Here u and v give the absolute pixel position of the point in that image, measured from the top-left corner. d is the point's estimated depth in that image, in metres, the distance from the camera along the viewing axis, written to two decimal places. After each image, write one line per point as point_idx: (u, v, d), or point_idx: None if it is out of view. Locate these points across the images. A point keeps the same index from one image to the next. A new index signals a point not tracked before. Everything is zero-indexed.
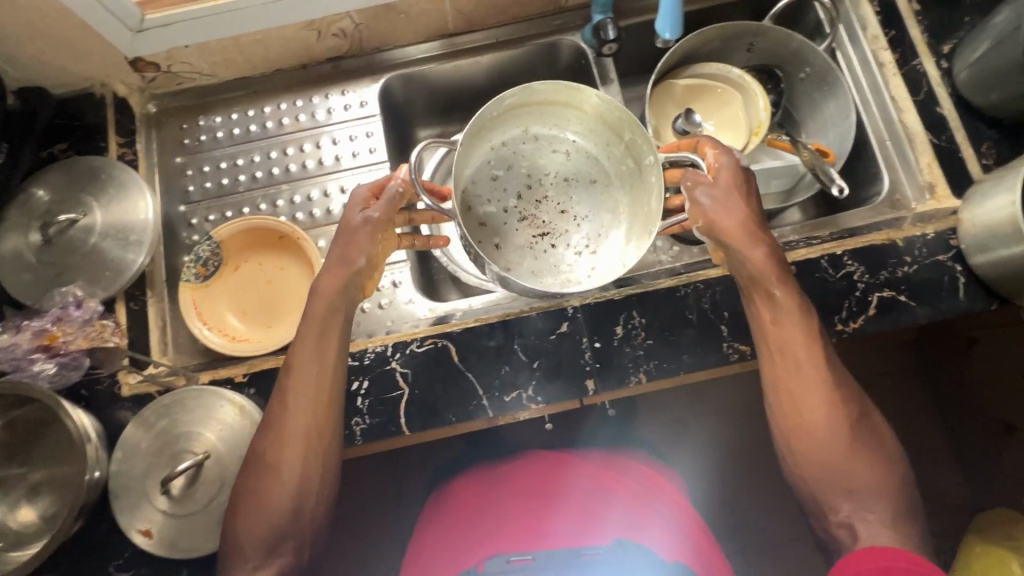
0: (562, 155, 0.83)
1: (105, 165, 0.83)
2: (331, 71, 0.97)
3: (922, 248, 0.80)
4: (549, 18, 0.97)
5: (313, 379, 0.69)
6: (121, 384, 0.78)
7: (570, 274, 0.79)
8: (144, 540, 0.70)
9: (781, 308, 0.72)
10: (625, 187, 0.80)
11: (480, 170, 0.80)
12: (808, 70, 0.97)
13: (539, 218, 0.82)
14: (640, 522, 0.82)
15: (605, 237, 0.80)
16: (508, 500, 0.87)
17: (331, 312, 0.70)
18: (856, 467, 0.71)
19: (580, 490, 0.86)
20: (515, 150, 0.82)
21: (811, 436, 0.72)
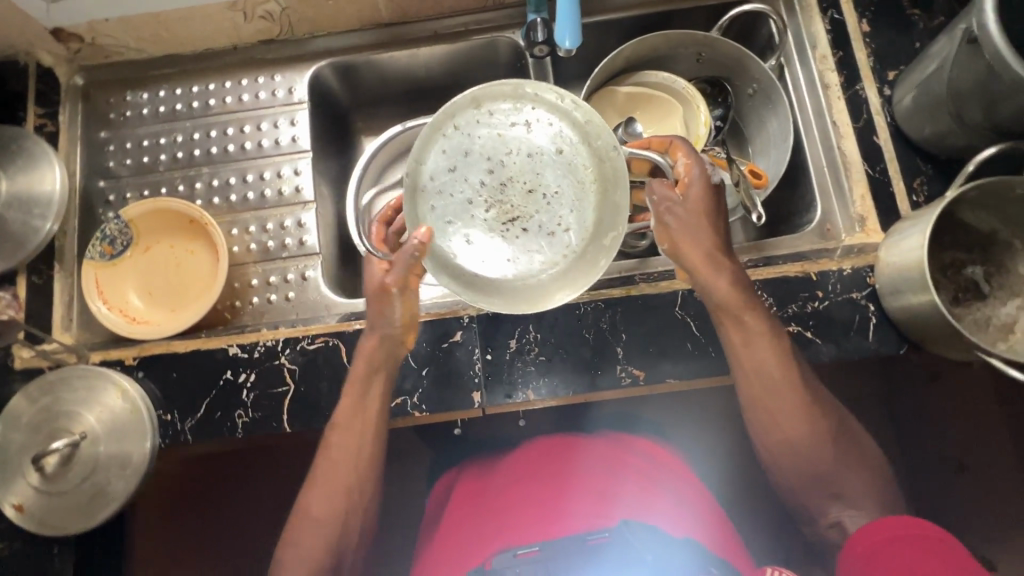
0: (522, 127, 0.71)
1: (16, 135, 0.83)
2: (264, 53, 0.94)
3: (837, 283, 0.77)
4: (489, 13, 0.94)
5: (355, 395, 0.72)
6: (14, 356, 0.78)
7: (547, 262, 0.70)
8: (14, 514, 0.71)
9: (751, 332, 0.70)
10: (595, 155, 0.71)
11: (432, 158, 0.70)
12: (756, 86, 0.93)
13: (507, 203, 0.70)
14: (654, 502, 0.74)
15: (582, 211, 0.70)
16: (512, 487, 0.79)
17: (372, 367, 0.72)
18: (845, 473, 0.71)
19: (590, 468, 0.78)
20: (469, 131, 0.71)
21: (802, 455, 0.72)
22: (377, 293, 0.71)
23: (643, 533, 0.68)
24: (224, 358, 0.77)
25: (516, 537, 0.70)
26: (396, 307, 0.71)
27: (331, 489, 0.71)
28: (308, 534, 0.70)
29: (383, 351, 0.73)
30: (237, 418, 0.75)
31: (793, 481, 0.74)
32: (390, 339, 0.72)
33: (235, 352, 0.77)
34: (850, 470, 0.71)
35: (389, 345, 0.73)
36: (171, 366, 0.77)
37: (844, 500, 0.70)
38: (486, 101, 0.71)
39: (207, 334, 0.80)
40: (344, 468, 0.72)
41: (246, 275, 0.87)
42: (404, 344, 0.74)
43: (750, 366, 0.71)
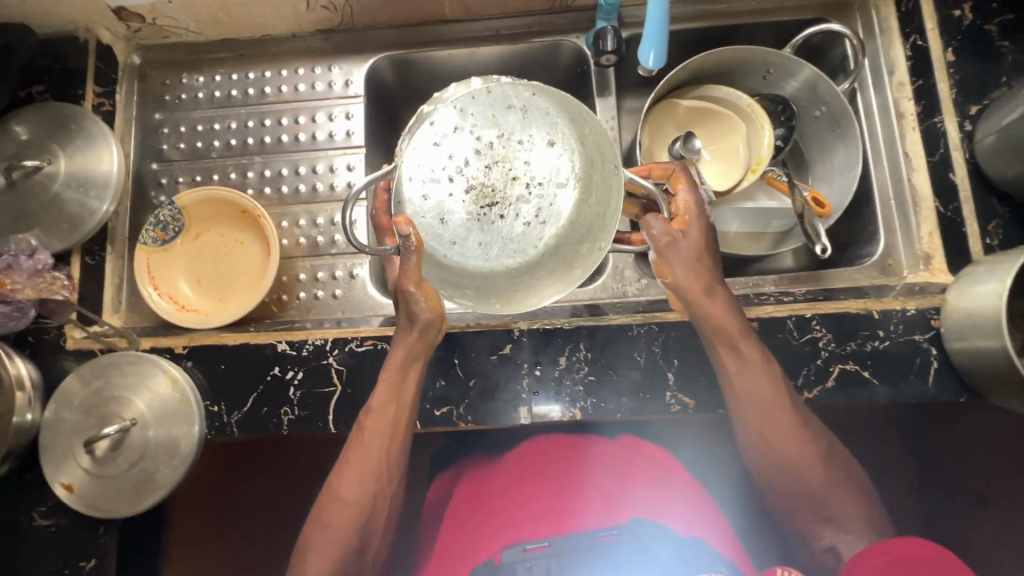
0: (518, 112, 0.72)
1: (75, 114, 0.82)
2: (322, 43, 0.93)
3: (899, 324, 0.74)
4: (554, 16, 0.91)
5: (392, 390, 0.71)
6: (66, 336, 0.78)
7: (517, 250, 0.74)
8: (64, 494, 0.72)
9: (747, 361, 0.69)
10: (585, 157, 0.72)
11: (422, 129, 0.71)
12: (824, 109, 0.90)
13: (487, 187, 0.73)
14: (662, 508, 0.77)
15: (559, 208, 0.74)
16: (519, 481, 0.81)
17: (408, 358, 0.71)
18: (840, 496, 0.69)
19: (597, 471, 0.81)
20: (462, 107, 0.71)
21: (803, 483, 0.70)
22: (400, 290, 0.69)
23: (656, 535, 0.73)
24: (273, 353, 0.77)
25: (529, 530, 0.75)
26: (421, 301, 0.68)
27: (362, 473, 0.70)
28: (339, 515, 0.70)
29: (425, 344, 0.71)
30: (283, 415, 0.75)
31: (777, 496, 0.72)
32: (430, 331, 0.70)
33: (284, 349, 0.77)
34: (842, 492, 0.70)
35: (429, 336, 0.71)
36: (219, 357, 0.77)
37: (835, 522, 0.69)
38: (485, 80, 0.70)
39: (256, 328, 0.81)
40: (368, 460, 0.71)
41: (294, 269, 0.87)
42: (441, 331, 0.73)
43: (743, 392, 0.69)
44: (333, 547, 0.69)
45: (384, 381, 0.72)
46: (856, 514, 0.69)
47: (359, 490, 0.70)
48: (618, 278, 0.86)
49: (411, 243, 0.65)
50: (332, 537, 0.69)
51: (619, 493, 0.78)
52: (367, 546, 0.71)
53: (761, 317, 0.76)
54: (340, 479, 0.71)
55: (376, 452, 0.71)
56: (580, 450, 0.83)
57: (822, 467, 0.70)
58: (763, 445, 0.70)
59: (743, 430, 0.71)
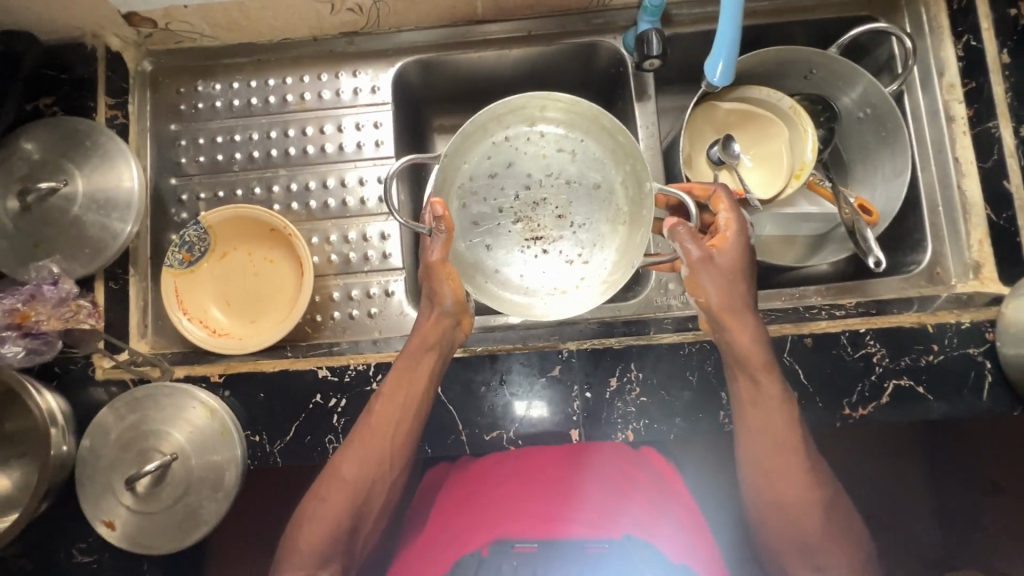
0: (568, 153, 0.77)
1: (89, 129, 0.78)
2: (346, 46, 0.88)
3: (953, 337, 0.74)
4: (590, 15, 0.87)
5: (403, 379, 0.69)
6: (94, 367, 0.76)
7: (557, 284, 0.76)
8: (106, 532, 0.70)
9: (764, 394, 0.67)
10: (629, 198, 0.76)
11: (478, 163, 0.77)
12: (868, 111, 0.87)
13: (534, 221, 0.77)
14: (652, 524, 0.76)
15: (600, 248, 0.76)
16: (514, 479, 0.78)
17: (423, 347, 0.70)
18: (831, 546, 0.68)
19: (600, 482, 0.77)
20: (516, 144, 0.77)
21: (799, 528, 0.68)
22: (427, 273, 0.70)
23: (641, 553, 0.73)
24: (314, 380, 0.74)
25: (518, 527, 0.75)
26: (446, 283, 0.69)
27: (368, 455, 0.68)
28: (336, 492, 0.68)
29: (439, 333, 0.70)
30: (327, 444, 0.73)
31: (768, 535, 0.70)
32: (447, 319, 0.70)
33: (325, 375, 0.74)
34: (833, 547, 0.69)
35: (444, 325, 0.70)
36: (258, 386, 0.75)
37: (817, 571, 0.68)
38: (540, 121, 0.77)
39: (293, 353, 0.78)
40: (372, 447, 0.68)
41: (327, 288, 0.84)
42: (460, 327, 0.72)
43: (753, 425, 0.68)
44: (322, 531, 0.68)
45: (395, 370, 0.70)
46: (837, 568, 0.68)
47: (359, 471, 0.68)
48: (661, 291, 0.83)
49: (443, 225, 0.67)
50: (317, 528, 0.68)
51: (614, 505, 0.77)
52: (355, 538, 0.70)
53: (815, 332, 0.74)
54: (344, 457, 0.69)
55: (382, 443, 0.69)
56: (582, 450, 0.77)
57: (823, 514, 0.68)
58: (771, 488, 0.68)
59: (748, 464, 0.69)
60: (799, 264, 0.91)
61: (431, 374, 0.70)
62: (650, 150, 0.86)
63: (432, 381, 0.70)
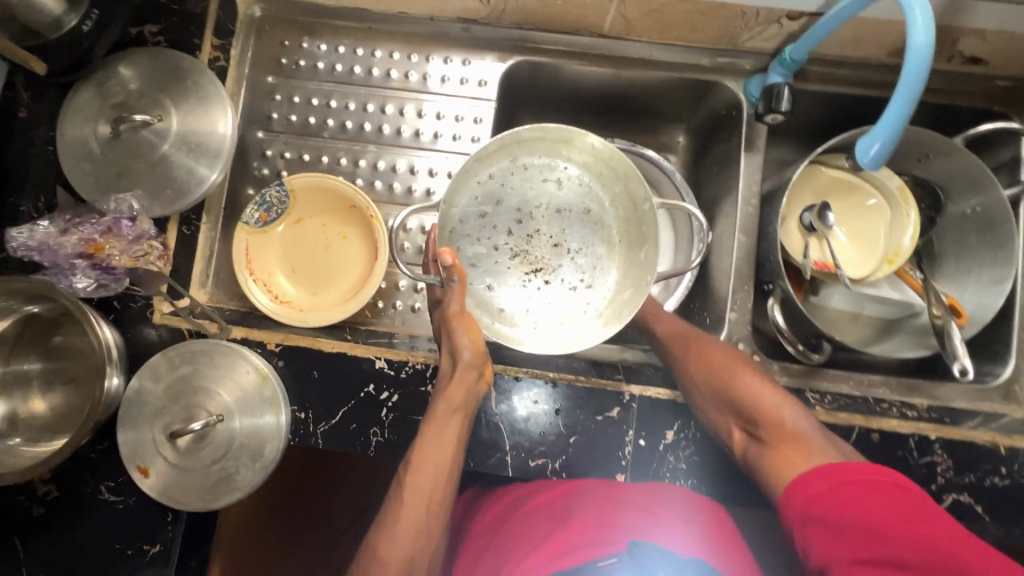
0: (552, 183, 0.78)
1: (191, 68, 0.75)
2: (460, 32, 0.84)
3: (1023, 464, 0.73)
4: (717, 52, 0.83)
5: (434, 441, 0.66)
6: (154, 309, 0.74)
7: (562, 315, 0.76)
8: (141, 480, 0.69)
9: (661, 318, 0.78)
10: (621, 214, 0.77)
11: (465, 203, 0.76)
12: (976, 209, 0.82)
13: (532, 254, 0.77)
14: (657, 526, 0.67)
15: (603, 270, 0.77)
16: (522, 518, 0.72)
17: (454, 408, 0.66)
18: (761, 406, 0.66)
19: (590, 497, 0.70)
20: (501, 181, 0.77)
21: (720, 403, 0.69)
22: (445, 323, 0.70)
23: (656, 560, 0.63)
24: (370, 369, 0.73)
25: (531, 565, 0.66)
26: (463, 332, 0.68)
27: (404, 529, 0.63)
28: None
29: (465, 388, 0.67)
30: (371, 436, 0.71)
31: (701, 409, 0.71)
32: (470, 371, 0.68)
33: (382, 366, 0.73)
34: (752, 387, 0.68)
35: (470, 376, 0.67)
36: (313, 363, 0.73)
37: (751, 418, 0.67)
38: (521, 155, 0.77)
39: (353, 337, 0.76)
40: (407, 515, 0.63)
41: (394, 276, 0.83)
42: (482, 378, 0.70)
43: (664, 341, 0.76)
44: None
45: (425, 430, 0.67)
46: (769, 406, 0.66)
47: (400, 551, 0.61)
48: None
49: (455, 274, 0.67)
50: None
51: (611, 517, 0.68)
52: None
53: (884, 429, 0.73)
54: (385, 538, 0.62)
55: (418, 517, 0.63)
56: (570, 490, 0.71)
57: (741, 373, 0.69)
58: (685, 364, 0.72)
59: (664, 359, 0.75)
60: (866, 346, 0.86)
61: (460, 431, 0.67)
62: (747, 204, 0.83)
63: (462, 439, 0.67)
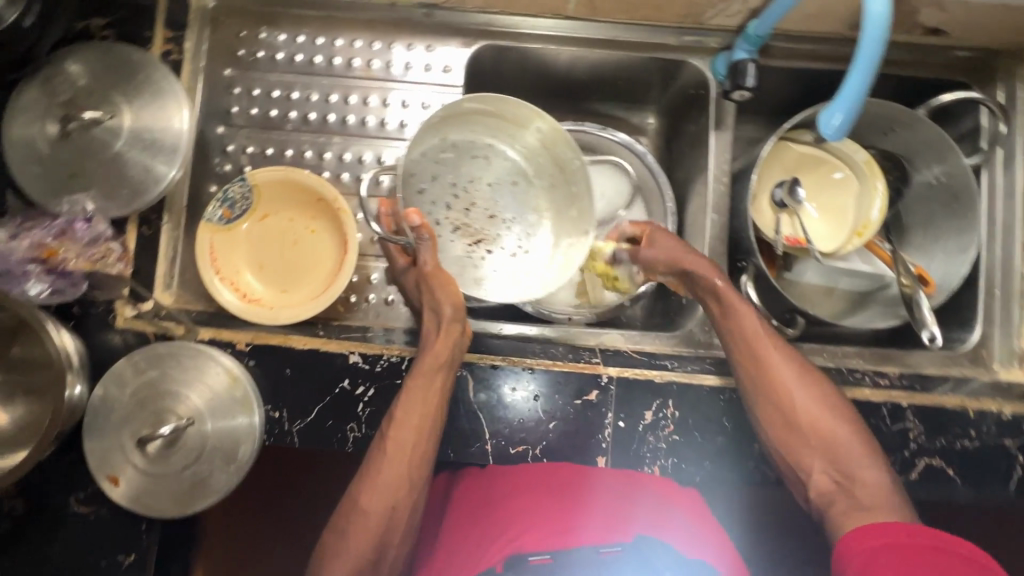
0: (482, 155, 0.79)
1: (143, 62, 0.72)
2: (422, 18, 0.82)
3: (991, 426, 0.74)
4: (682, 31, 0.82)
5: (418, 402, 0.66)
6: (116, 314, 0.72)
7: (507, 282, 0.77)
8: (110, 488, 0.67)
9: (733, 309, 0.71)
10: (551, 175, 0.78)
11: (401, 182, 0.75)
12: (941, 179, 0.83)
13: (471, 226, 0.78)
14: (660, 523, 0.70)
15: (539, 235, 0.79)
16: (520, 494, 0.72)
17: (437, 365, 0.67)
18: (835, 430, 0.66)
19: (602, 487, 0.72)
20: (433, 157, 0.77)
21: (798, 420, 0.67)
22: (424, 283, 0.71)
23: (663, 558, 0.68)
24: (343, 364, 0.72)
25: (529, 540, 0.69)
26: (441, 290, 0.69)
27: (386, 483, 0.65)
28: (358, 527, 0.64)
29: (450, 348, 0.68)
30: (349, 432, 0.70)
31: (774, 437, 0.68)
32: (454, 328, 0.68)
33: (356, 361, 0.72)
34: (827, 411, 0.67)
35: (453, 333, 0.68)
36: (286, 361, 0.72)
37: (838, 468, 0.65)
38: (448, 130, 0.77)
39: (325, 333, 0.75)
40: (391, 472, 0.65)
41: (366, 269, 0.81)
42: (464, 335, 0.70)
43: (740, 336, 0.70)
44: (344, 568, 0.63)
45: (410, 388, 0.67)
46: (855, 461, 0.65)
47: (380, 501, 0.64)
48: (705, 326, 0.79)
49: (424, 233, 0.69)
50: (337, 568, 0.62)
51: (620, 511, 0.71)
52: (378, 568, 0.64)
53: (856, 399, 0.75)
54: (366, 489, 0.65)
55: (399, 473, 0.65)
56: (579, 476, 0.72)
57: (822, 411, 0.67)
58: (753, 380, 0.70)
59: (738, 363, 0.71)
60: (838, 320, 0.88)
61: (442, 395, 0.68)
62: (717, 182, 0.83)
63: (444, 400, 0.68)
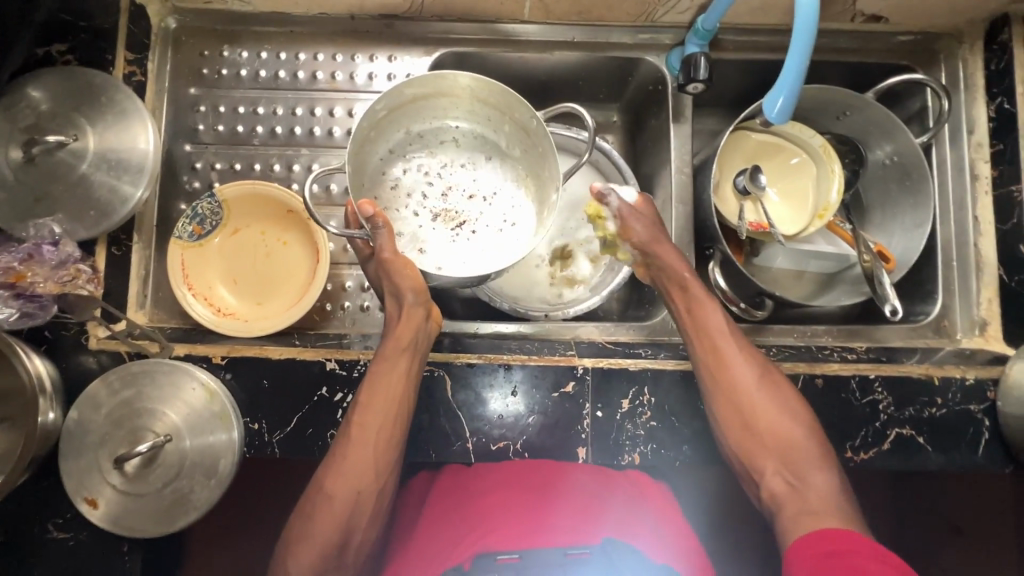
0: (451, 142, 0.80)
1: (105, 84, 0.73)
2: (383, 29, 0.84)
3: (956, 393, 0.76)
4: (637, 29, 0.85)
5: (384, 391, 0.67)
6: (89, 336, 0.72)
7: (496, 257, 0.77)
8: (88, 511, 0.67)
9: (694, 299, 0.74)
10: (519, 145, 0.78)
11: (375, 181, 0.78)
12: (895, 158, 0.86)
13: (450, 210, 0.79)
14: (631, 527, 0.74)
15: (519, 207, 0.79)
16: (497, 491, 0.74)
17: (402, 348, 0.68)
18: (792, 433, 0.67)
19: (577, 487, 0.74)
20: (403, 152, 0.79)
21: (755, 420, 0.69)
22: (382, 270, 0.70)
23: (626, 557, 0.72)
24: (320, 372, 0.72)
25: (496, 539, 0.72)
26: (401, 274, 0.69)
27: (352, 469, 0.65)
28: (324, 515, 0.64)
29: (413, 331, 0.69)
30: (330, 438, 0.70)
31: (729, 438, 0.70)
32: (416, 311, 0.69)
33: (333, 368, 0.72)
34: (786, 415, 0.68)
35: (417, 314, 0.69)
36: (262, 372, 0.72)
37: (789, 470, 0.66)
38: (413, 124, 0.79)
39: (302, 342, 0.75)
40: (355, 458, 0.65)
41: (340, 277, 0.82)
42: (431, 320, 0.72)
43: (699, 332, 0.73)
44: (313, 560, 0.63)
45: (377, 372, 0.68)
46: (807, 465, 0.65)
47: (345, 486, 0.65)
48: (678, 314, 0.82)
49: (379, 222, 0.67)
50: (301, 563, 0.63)
51: (591, 509, 0.73)
52: (345, 556, 0.65)
53: (826, 374, 0.76)
54: (331, 474, 0.65)
55: (367, 458, 0.66)
56: (556, 474, 0.74)
57: (778, 415, 0.69)
58: (711, 379, 0.71)
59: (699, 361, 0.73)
60: (805, 301, 0.91)
61: (407, 376, 0.68)
62: (680, 173, 0.85)
63: (410, 383, 0.68)
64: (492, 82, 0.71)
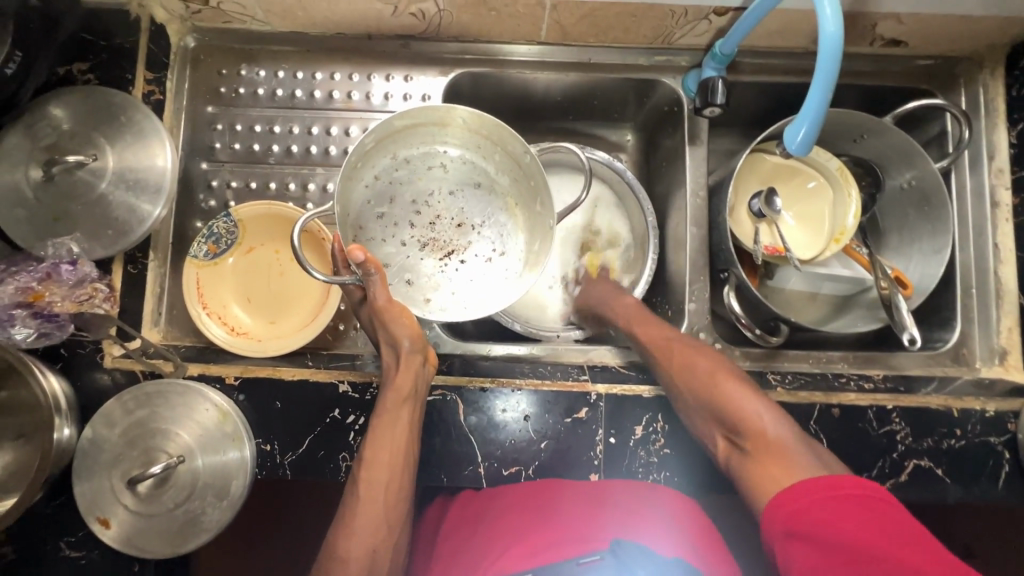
0: (438, 168, 0.80)
1: (125, 103, 0.74)
2: (399, 49, 0.85)
3: (977, 424, 0.75)
4: (654, 51, 0.85)
5: (388, 437, 0.66)
6: (104, 353, 0.72)
7: (488, 289, 0.77)
8: (102, 531, 0.67)
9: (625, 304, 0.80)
10: (511, 174, 0.78)
11: (362, 209, 0.77)
12: (913, 182, 0.85)
13: (439, 240, 0.79)
14: (640, 526, 0.68)
15: (510, 237, 0.79)
16: (502, 523, 0.72)
17: (403, 395, 0.67)
18: (719, 389, 0.67)
19: (573, 503, 0.72)
20: (390, 178, 0.79)
21: (688, 391, 0.69)
22: (377, 317, 0.69)
23: (636, 555, 0.64)
24: (334, 395, 0.72)
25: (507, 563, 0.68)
26: (398, 322, 0.68)
27: (364, 525, 0.64)
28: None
29: (413, 375, 0.68)
30: (341, 461, 0.70)
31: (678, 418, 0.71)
32: (414, 358, 0.69)
33: (346, 390, 0.72)
34: (713, 376, 0.68)
35: (415, 361, 0.69)
36: (275, 393, 0.72)
37: (725, 424, 0.65)
38: (399, 150, 0.78)
39: (314, 362, 0.75)
40: (367, 513, 0.65)
41: None
42: (427, 363, 0.71)
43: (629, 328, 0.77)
44: None
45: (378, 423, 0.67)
46: (737, 409, 0.65)
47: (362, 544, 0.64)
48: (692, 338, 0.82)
49: (371, 268, 0.65)
50: None
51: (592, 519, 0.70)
52: None
53: (844, 404, 0.75)
54: (345, 534, 0.64)
55: (378, 511, 0.65)
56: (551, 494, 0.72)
57: (701, 380, 0.68)
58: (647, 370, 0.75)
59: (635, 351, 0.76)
60: (819, 324, 0.90)
61: (410, 427, 0.67)
62: (695, 196, 0.84)
63: (414, 432, 0.68)
64: (484, 116, 0.72)
